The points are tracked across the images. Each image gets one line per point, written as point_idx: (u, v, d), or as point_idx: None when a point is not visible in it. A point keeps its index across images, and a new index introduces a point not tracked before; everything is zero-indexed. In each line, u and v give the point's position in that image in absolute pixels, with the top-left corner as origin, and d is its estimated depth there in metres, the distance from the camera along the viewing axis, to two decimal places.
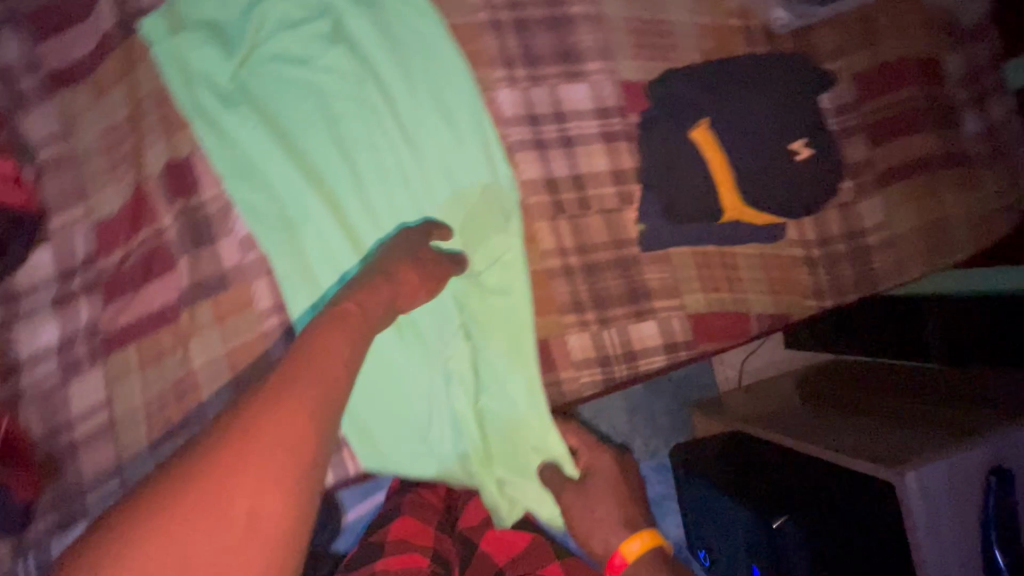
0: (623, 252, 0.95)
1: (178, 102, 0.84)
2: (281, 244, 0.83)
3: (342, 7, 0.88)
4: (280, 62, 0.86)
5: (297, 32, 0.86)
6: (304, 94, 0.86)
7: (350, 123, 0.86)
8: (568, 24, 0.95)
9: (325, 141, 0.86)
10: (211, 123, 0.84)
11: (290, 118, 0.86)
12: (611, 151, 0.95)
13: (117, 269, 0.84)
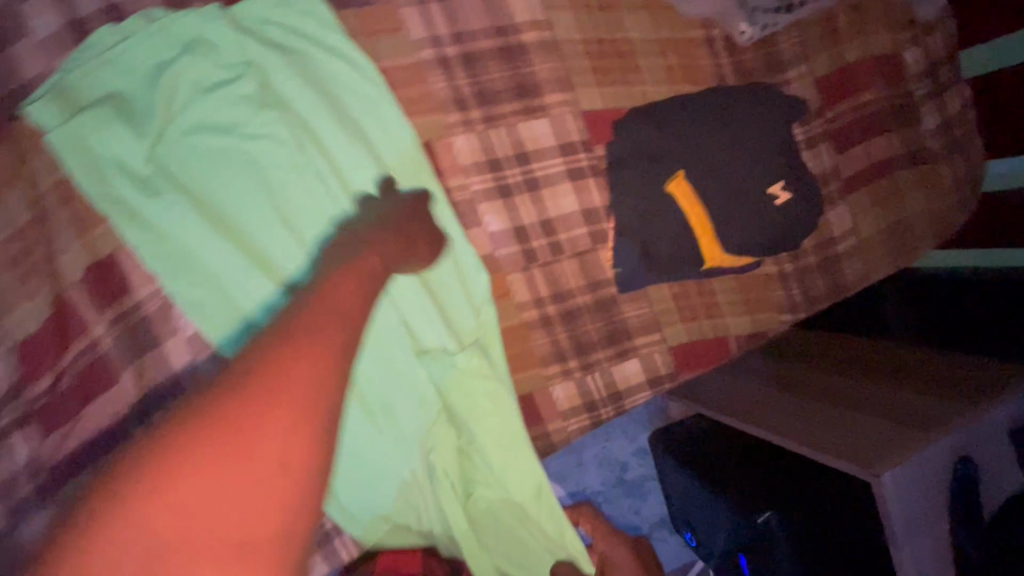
0: (600, 294, 0.92)
1: (89, 194, 0.72)
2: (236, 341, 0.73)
3: (266, 62, 0.77)
4: (202, 134, 0.74)
5: (217, 96, 0.75)
6: (235, 169, 0.75)
7: (294, 195, 0.77)
8: (522, 53, 0.87)
9: (269, 218, 0.75)
10: (133, 216, 0.72)
11: (224, 195, 0.75)
12: (580, 189, 0.89)
13: (48, 393, 0.72)
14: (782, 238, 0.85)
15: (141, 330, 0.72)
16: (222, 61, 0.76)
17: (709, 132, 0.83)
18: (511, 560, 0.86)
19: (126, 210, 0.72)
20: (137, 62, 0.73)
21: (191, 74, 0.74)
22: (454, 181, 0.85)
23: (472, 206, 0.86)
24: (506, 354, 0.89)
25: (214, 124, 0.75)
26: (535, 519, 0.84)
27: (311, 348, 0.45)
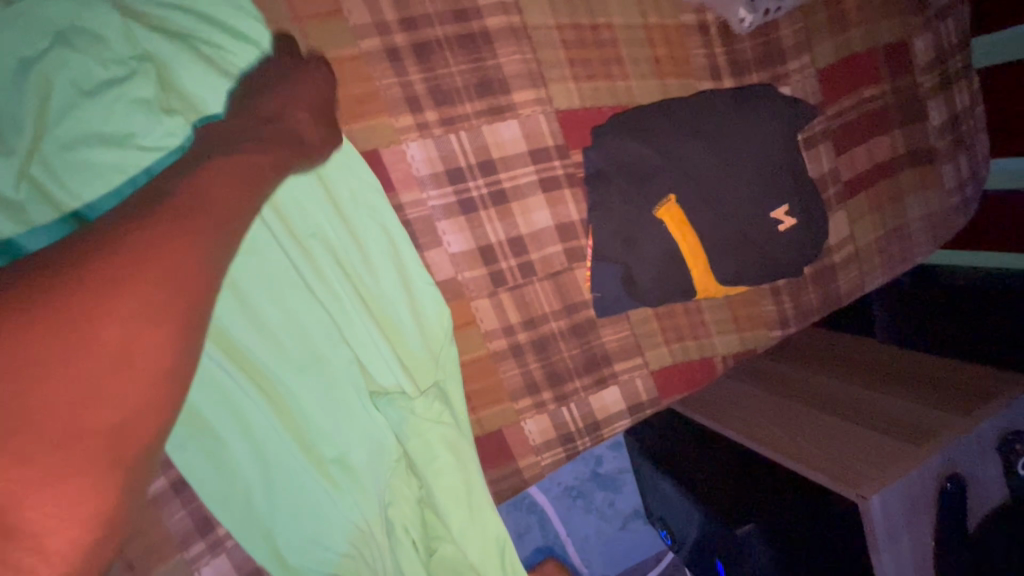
0: (577, 318, 0.82)
1: None
2: None
3: (168, 59, 0.63)
4: (92, 149, 0.60)
5: (105, 102, 0.60)
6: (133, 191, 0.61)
7: None
8: (486, 40, 0.73)
9: None
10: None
11: None
12: (554, 202, 0.78)
13: None
14: (781, 262, 0.78)
15: None
16: (108, 57, 0.61)
17: (701, 145, 0.74)
18: None
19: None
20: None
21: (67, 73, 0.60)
22: (409, 196, 0.73)
23: (429, 223, 0.74)
24: (472, 389, 0.79)
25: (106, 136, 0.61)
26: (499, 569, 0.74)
27: (189, 225, 0.40)
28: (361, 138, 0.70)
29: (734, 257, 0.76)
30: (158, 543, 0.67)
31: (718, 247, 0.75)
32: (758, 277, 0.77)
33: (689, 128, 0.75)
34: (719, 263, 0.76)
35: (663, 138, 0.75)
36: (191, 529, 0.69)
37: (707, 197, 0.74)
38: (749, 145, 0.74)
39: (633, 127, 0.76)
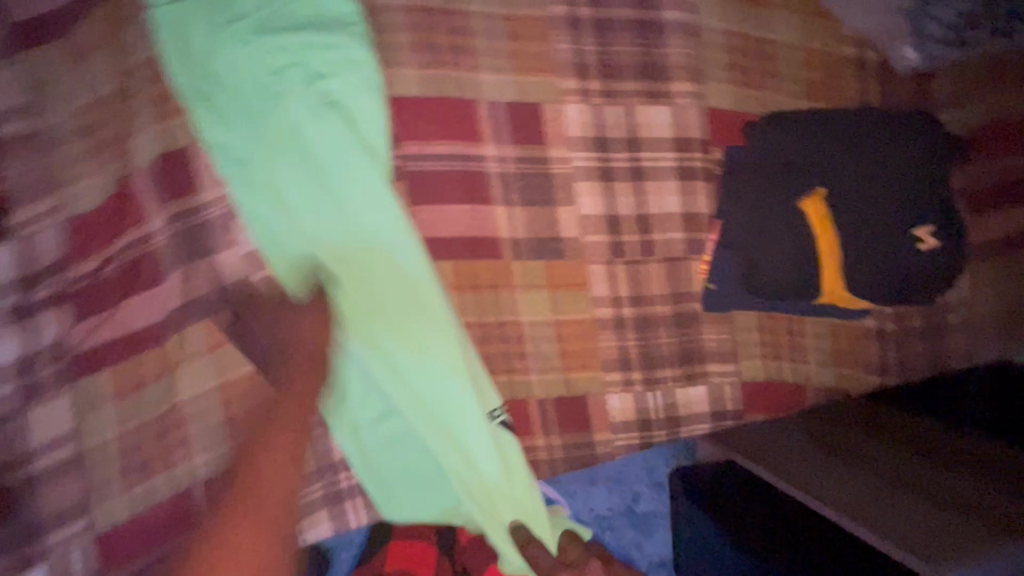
0: (683, 308, 0.84)
1: (177, 87, 0.68)
2: (290, 267, 0.72)
3: None
4: (294, 52, 0.70)
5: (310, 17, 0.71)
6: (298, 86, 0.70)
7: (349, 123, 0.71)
8: (659, 31, 0.79)
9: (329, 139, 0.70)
10: (214, 113, 0.68)
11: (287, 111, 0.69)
12: (686, 191, 0.81)
13: (92, 279, 0.67)
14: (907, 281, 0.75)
15: (199, 237, 0.69)
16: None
17: (839, 149, 0.76)
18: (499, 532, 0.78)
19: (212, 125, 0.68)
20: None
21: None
22: (558, 152, 0.78)
23: (569, 181, 0.78)
24: (570, 349, 0.81)
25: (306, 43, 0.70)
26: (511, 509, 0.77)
27: None
28: (531, 90, 0.77)
29: (865, 263, 0.74)
30: (260, 408, 0.73)
31: (852, 251, 0.74)
32: (882, 292, 0.75)
33: (826, 136, 0.77)
34: (848, 268, 0.74)
35: (797, 149, 0.77)
36: None
37: (849, 214, 0.74)
38: (877, 158, 0.75)
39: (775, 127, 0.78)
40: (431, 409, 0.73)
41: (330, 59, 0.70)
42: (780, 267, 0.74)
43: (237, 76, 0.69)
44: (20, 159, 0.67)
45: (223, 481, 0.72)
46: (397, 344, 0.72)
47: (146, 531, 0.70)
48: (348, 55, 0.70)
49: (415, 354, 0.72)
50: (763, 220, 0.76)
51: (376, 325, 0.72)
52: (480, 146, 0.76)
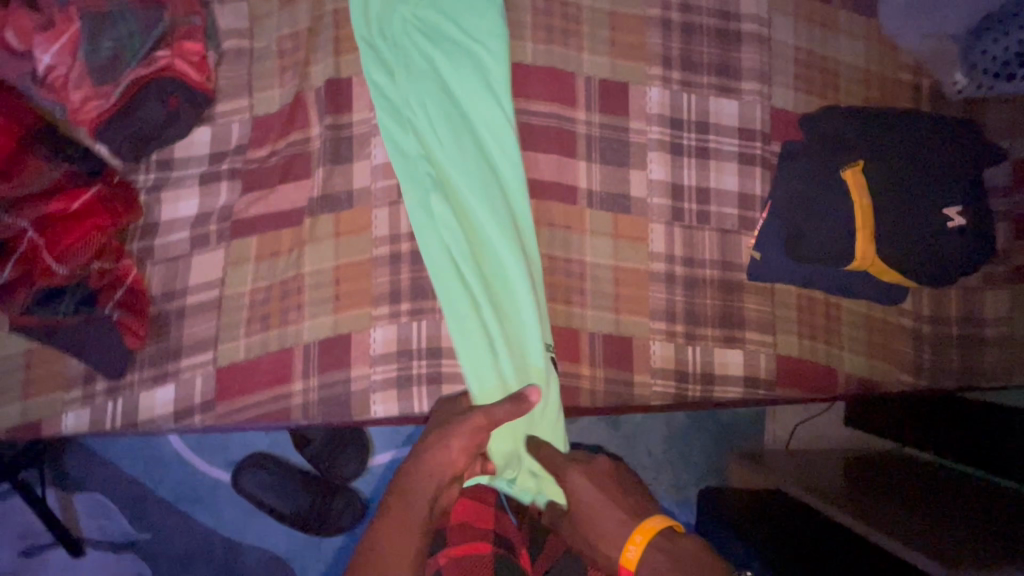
0: (729, 275, 0.94)
1: (354, 35, 0.87)
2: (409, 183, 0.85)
3: None
4: (442, 18, 0.88)
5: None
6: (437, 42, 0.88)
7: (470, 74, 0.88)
8: (737, 38, 0.94)
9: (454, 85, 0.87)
10: (376, 56, 0.87)
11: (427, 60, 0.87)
12: (743, 174, 0.94)
13: (261, 163, 0.87)
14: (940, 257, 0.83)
15: (344, 146, 0.88)
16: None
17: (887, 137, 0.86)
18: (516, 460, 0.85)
19: (373, 62, 0.87)
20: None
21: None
22: (636, 125, 0.93)
23: (642, 150, 0.93)
24: (625, 294, 0.93)
25: (456, 12, 0.88)
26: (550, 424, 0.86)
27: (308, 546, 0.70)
28: (622, 71, 0.93)
29: (902, 235, 0.82)
30: (360, 290, 0.87)
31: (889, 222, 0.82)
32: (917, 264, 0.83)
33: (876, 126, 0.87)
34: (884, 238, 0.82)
35: (855, 135, 0.87)
36: (386, 294, 0.87)
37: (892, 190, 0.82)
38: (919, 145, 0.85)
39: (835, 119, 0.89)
40: (504, 322, 0.86)
41: (474, 29, 0.88)
42: (824, 234, 0.84)
43: (401, 30, 0.87)
44: (231, 65, 0.87)
45: (320, 345, 0.86)
46: (486, 255, 0.86)
47: (254, 374, 0.86)
48: (489, 27, 0.88)
49: (498, 265, 0.86)
50: (809, 192, 0.86)
51: (469, 242, 0.86)
52: (573, 110, 0.91)
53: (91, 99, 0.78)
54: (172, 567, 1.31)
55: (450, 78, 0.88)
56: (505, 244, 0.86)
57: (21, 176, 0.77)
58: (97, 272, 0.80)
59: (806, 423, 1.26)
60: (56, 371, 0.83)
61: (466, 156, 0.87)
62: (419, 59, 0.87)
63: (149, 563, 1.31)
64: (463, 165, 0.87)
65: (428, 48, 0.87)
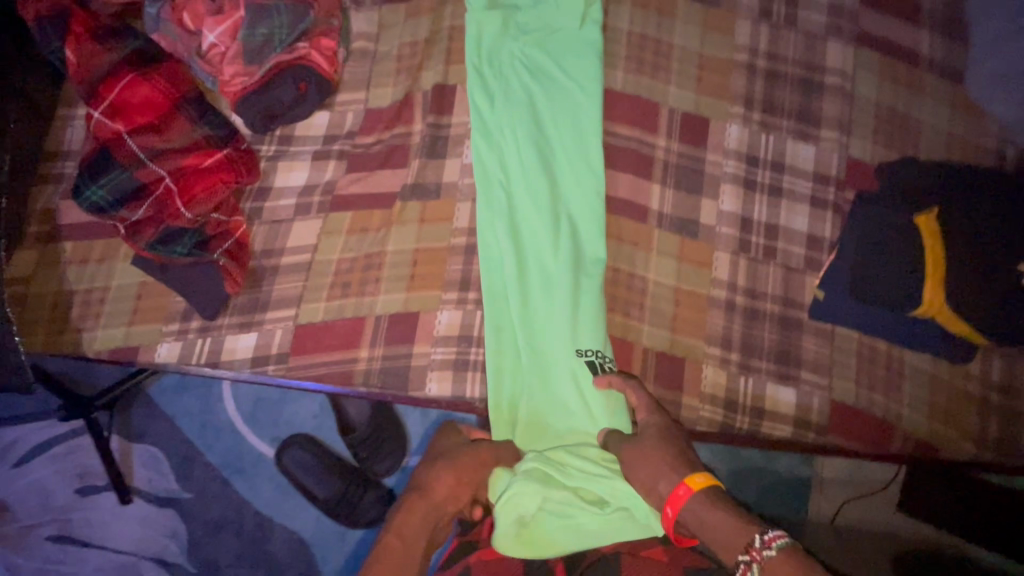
0: (790, 312, 0.95)
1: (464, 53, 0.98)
2: (486, 191, 0.94)
3: (614, 18, 1.00)
4: (542, 56, 0.98)
5: (560, 32, 0.99)
6: (535, 77, 0.98)
7: (558, 111, 0.97)
8: (819, 89, 0.99)
9: (542, 118, 0.97)
10: (480, 74, 0.97)
11: (524, 92, 0.97)
12: (814, 216, 0.96)
13: (367, 149, 0.97)
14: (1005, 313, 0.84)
15: (440, 143, 0.97)
16: (588, 16, 0.98)
17: (961, 197, 0.89)
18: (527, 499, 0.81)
19: (477, 81, 0.96)
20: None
21: (568, 19, 0.98)
22: (713, 157, 0.97)
23: (716, 181, 0.97)
24: (682, 314, 0.95)
25: (556, 52, 0.98)
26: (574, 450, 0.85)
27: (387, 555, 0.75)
28: (704, 106, 0.98)
29: (968, 289, 0.84)
30: (435, 273, 0.94)
31: (958, 274, 0.84)
32: (982, 319, 0.85)
33: (953, 185, 0.90)
34: (951, 289, 0.85)
35: (926, 188, 0.90)
36: (456, 281, 0.93)
37: (963, 237, 0.85)
38: (996, 207, 0.87)
39: (913, 173, 0.92)
40: (545, 342, 0.91)
41: (574, 73, 0.98)
42: (891, 273, 0.86)
43: (508, 60, 0.98)
44: (356, 62, 1.00)
45: (390, 318, 0.93)
46: (538, 275, 0.93)
47: (328, 336, 0.93)
48: (587, 72, 0.97)
49: (548, 285, 0.93)
50: (877, 233, 0.89)
51: (525, 260, 0.94)
52: (654, 136, 0.98)
53: (239, 75, 0.92)
54: (204, 531, 1.36)
55: (540, 109, 0.98)
56: (554, 263, 0.93)
57: (170, 131, 0.90)
58: (214, 222, 0.90)
59: (857, 501, 1.16)
60: (160, 304, 0.93)
61: (537, 183, 0.95)
62: (518, 89, 0.97)
63: (184, 522, 1.37)
64: (532, 186, 0.95)
65: (528, 82, 0.98)
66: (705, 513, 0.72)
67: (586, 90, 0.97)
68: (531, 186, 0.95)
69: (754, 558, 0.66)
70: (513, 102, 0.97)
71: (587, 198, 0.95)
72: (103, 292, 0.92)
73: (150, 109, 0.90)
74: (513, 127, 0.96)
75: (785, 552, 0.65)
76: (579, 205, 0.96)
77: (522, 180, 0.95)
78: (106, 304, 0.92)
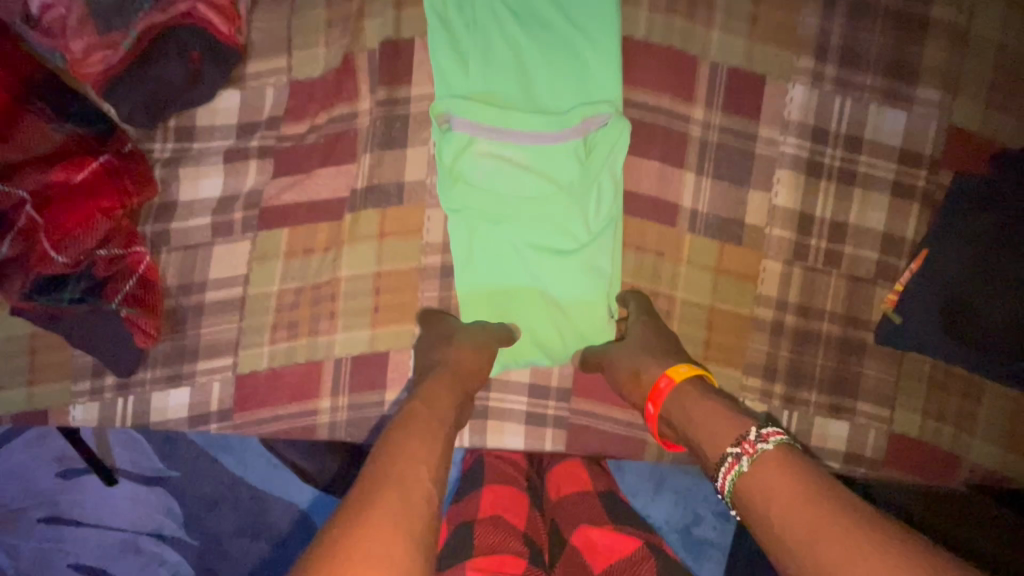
0: (851, 333, 0.75)
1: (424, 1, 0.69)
2: (456, 192, 0.69)
3: None
4: None
5: None
6: (522, 25, 0.69)
7: (551, 65, 0.69)
8: (921, 28, 0.71)
9: (528, 74, 0.69)
10: (448, 33, 0.69)
11: (502, 45, 0.69)
12: (895, 210, 0.73)
13: (299, 140, 0.72)
14: None
15: (397, 127, 0.71)
16: None
17: None
18: (472, 174, 0.69)
19: (445, 39, 0.68)
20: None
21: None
22: (767, 132, 0.72)
23: (770, 166, 0.73)
24: (718, 341, 0.75)
25: None
26: (528, 185, 0.69)
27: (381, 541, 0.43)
28: (759, 60, 0.71)
29: None
30: (404, 304, 0.73)
31: None
32: None
33: None
34: None
35: None
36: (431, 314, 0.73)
37: None
38: None
39: None
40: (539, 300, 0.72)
41: (577, 13, 0.69)
42: (995, 305, 0.68)
43: (485, 2, 0.69)
44: (270, 11, 0.71)
45: (354, 362, 0.74)
46: (532, 253, 0.70)
47: (278, 387, 0.74)
48: (594, 13, 0.68)
49: (540, 256, 0.71)
50: (989, 251, 0.68)
51: (514, 255, 0.71)
52: (689, 106, 0.71)
53: (97, 50, 0.64)
54: (199, 508, 1.00)
55: (531, 70, 0.69)
56: (552, 231, 0.70)
57: (19, 137, 0.65)
58: (104, 259, 0.68)
59: None
60: (62, 359, 0.74)
61: (521, 170, 0.69)
62: (499, 43, 0.69)
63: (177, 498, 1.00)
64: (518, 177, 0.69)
65: (514, 30, 0.69)
66: (687, 407, 0.59)
67: (595, 39, 0.69)
68: (519, 184, 0.69)
69: (745, 451, 0.51)
70: (485, 58, 0.68)
71: (596, 162, 0.69)
72: None
73: None
74: (488, 96, 0.68)
75: (784, 449, 0.50)
76: (585, 168, 0.69)
77: (501, 161, 0.68)
78: None
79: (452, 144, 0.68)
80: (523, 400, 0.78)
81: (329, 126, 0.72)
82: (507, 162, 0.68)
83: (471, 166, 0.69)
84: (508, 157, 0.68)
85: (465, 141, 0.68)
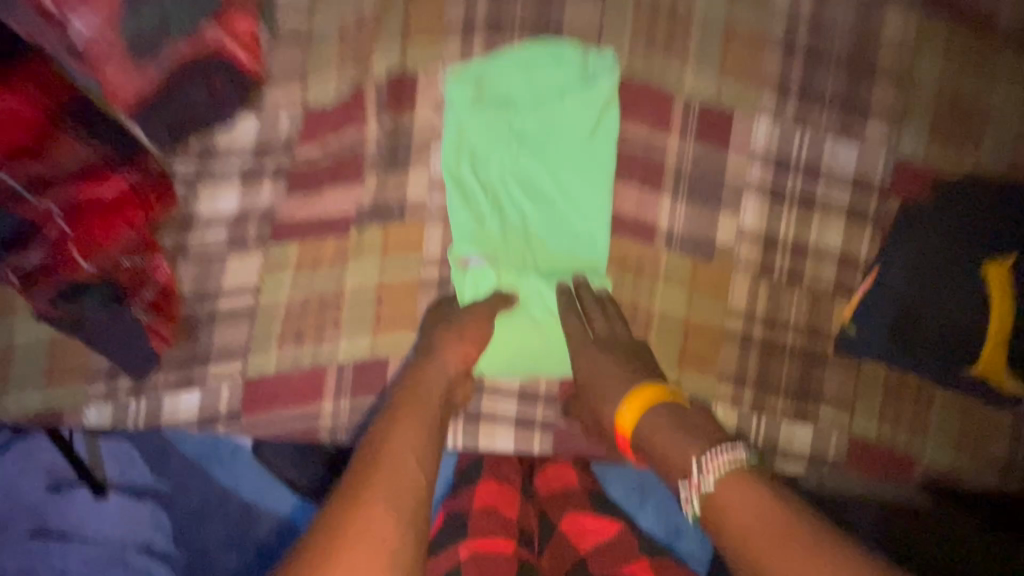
0: (813, 343, 0.83)
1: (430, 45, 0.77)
2: (462, 222, 0.76)
3: None
4: (527, 91, 0.77)
5: (548, 63, 0.77)
6: (517, 115, 0.77)
7: (543, 152, 0.77)
8: (869, 73, 0.80)
9: (524, 156, 0.77)
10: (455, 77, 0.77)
11: (500, 130, 0.77)
12: (850, 233, 0.81)
13: (310, 162, 0.79)
14: None
15: (401, 152, 0.78)
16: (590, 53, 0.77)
17: None
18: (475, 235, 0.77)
19: (468, 112, 0.76)
20: (542, 82, 0.77)
21: (574, 125, 0.77)
22: (735, 161, 0.80)
23: (738, 191, 0.80)
24: (692, 349, 0.81)
25: (544, 88, 0.77)
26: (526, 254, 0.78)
27: None
28: (728, 97, 0.79)
29: None
30: (406, 313, 0.78)
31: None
32: None
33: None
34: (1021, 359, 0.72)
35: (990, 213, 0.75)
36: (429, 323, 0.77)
37: None
38: None
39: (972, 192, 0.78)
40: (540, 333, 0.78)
41: (578, 194, 0.77)
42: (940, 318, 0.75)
43: (498, 175, 0.77)
44: (287, 47, 0.80)
45: (355, 369, 0.78)
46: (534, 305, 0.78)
47: (283, 391, 0.78)
48: (581, 120, 0.77)
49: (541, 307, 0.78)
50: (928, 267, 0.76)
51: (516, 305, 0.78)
52: (665, 136, 0.79)
53: (128, 76, 0.71)
54: None
55: (525, 154, 0.77)
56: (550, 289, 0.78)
57: (52, 154, 0.68)
58: (128, 270, 0.74)
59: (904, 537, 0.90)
60: (79, 363, 0.79)
61: (519, 241, 0.78)
62: (508, 216, 0.77)
63: None
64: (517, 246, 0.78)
65: (522, 201, 0.77)
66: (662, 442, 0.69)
67: (589, 215, 0.77)
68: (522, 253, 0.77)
69: (690, 487, 0.64)
70: (485, 119, 0.76)
71: (587, 239, 0.78)
72: (8, 352, 0.78)
73: (16, 125, 0.66)
74: (489, 166, 0.77)
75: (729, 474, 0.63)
76: (577, 241, 0.78)
77: (502, 231, 0.77)
78: (14, 365, 0.78)
79: (460, 187, 0.76)
80: (513, 405, 0.81)
81: (339, 149, 0.79)
82: (507, 233, 0.77)
83: (476, 221, 0.77)
84: (508, 230, 0.77)
85: (469, 172, 0.76)
